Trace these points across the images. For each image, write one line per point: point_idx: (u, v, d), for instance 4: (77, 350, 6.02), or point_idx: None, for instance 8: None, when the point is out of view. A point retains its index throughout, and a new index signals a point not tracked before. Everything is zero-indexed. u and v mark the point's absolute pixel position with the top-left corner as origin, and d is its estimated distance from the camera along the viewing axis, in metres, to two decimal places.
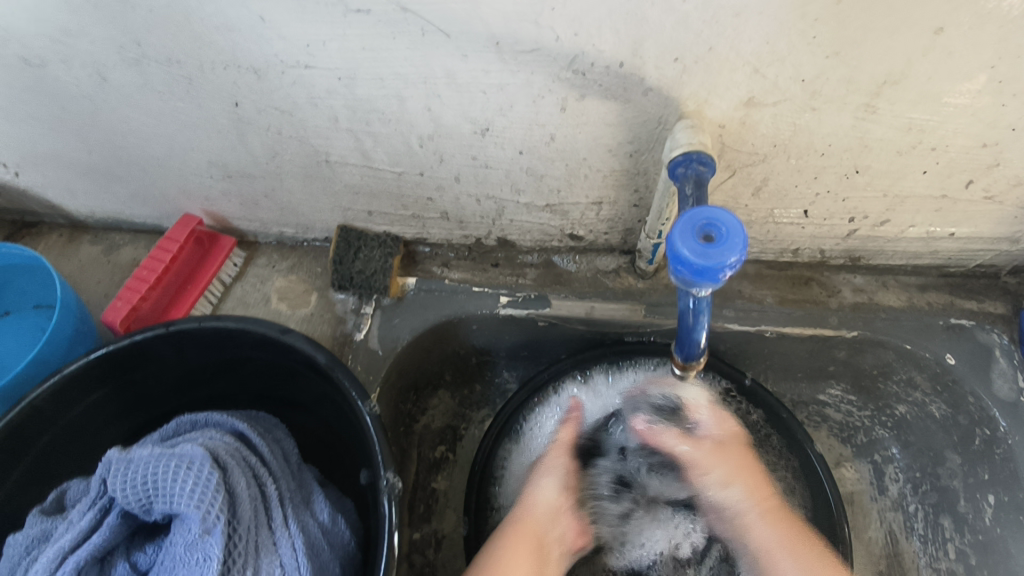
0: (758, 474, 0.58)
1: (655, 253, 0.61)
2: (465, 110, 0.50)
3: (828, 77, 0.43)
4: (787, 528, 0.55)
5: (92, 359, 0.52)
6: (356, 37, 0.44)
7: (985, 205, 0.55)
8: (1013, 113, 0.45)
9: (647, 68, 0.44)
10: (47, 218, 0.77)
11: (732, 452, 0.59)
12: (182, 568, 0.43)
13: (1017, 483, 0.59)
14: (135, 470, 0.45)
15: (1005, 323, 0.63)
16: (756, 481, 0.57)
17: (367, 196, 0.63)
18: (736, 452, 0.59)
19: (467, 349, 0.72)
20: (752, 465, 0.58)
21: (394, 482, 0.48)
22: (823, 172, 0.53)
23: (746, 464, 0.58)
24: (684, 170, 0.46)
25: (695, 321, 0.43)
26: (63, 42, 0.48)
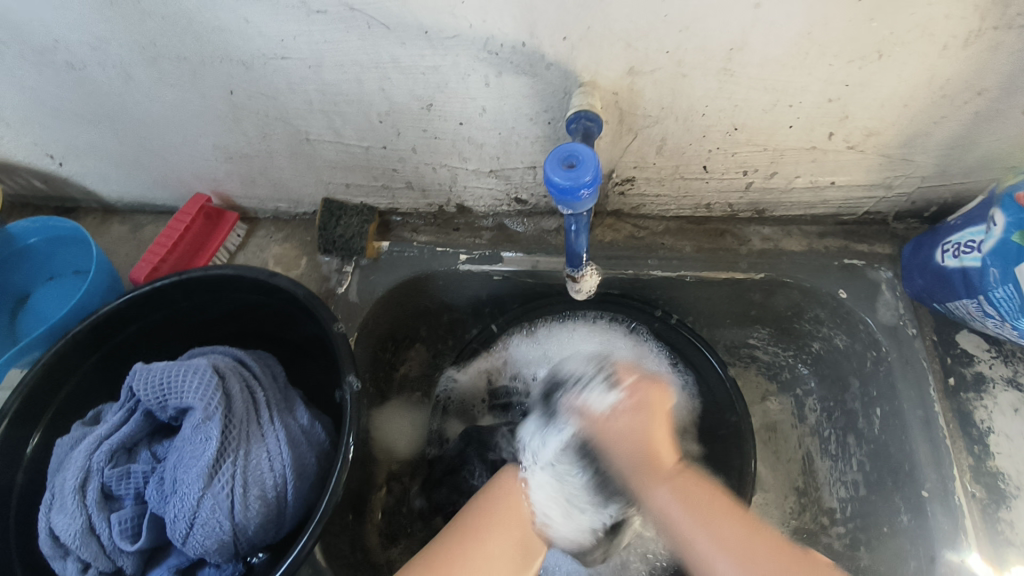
0: (666, 443, 0.58)
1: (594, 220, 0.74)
2: (411, 89, 0.62)
3: (686, 48, 0.54)
4: (698, 496, 0.55)
5: (121, 302, 0.65)
6: (318, 32, 0.56)
7: (851, 154, 0.65)
8: (842, 72, 0.55)
9: (545, 46, 0.55)
10: (85, 203, 0.91)
11: (639, 408, 0.59)
12: (189, 446, 0.56)
13: (893, 392, 0.68)
14: (154, 375, 0.58)
15: (891, 262, 0.73)
16: (664, 449, 0.58)
17: (343, 169, 0.76)
18: (655, 419, 0.59)
19: (438, 306, 0.84)
20: (664, 431, 0.59)
21: (353, 383, 0.60)
22: (708, 130, 0.64)
23: (654, 436, 0.58)
24: (576, 126, 0.58)
25: (577, 239, 0.60)
26: (96, 47, 0.62)
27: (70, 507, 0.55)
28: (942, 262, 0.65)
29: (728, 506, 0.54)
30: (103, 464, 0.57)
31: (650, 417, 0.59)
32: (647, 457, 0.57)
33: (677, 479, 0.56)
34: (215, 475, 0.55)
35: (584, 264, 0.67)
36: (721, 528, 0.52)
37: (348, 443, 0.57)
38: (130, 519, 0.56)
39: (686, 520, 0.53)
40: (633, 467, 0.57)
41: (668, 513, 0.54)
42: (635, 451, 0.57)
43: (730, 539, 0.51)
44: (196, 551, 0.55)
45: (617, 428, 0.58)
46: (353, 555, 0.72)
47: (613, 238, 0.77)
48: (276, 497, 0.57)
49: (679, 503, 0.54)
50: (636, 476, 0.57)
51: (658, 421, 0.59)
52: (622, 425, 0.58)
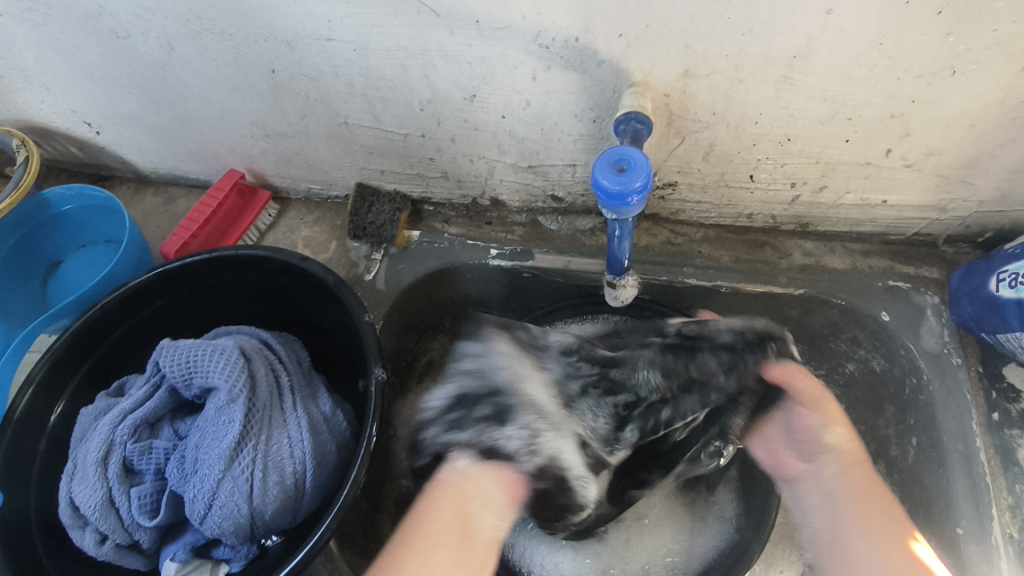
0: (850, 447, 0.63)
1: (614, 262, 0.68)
2: (455, 78, 0.60)
3: (746, 52, 0.52)
4: (879, 518, 0.58)
5: (153, 275, 0.65)
6: (366, 15, 0.55)
7: (907, 172, 0.62)
8: (909, 87, 0.53)
9: (599, 43, 0.53)
10: (119, 172, 0.91)
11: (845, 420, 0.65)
12: (211, 427, 0.56)
13: (933, 424, 0.66)
14: (181, 352, 0.58)
15: (938, 286, 0.70)
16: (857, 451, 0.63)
17: (380, 155, 0.75)
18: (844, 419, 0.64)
19: (463, 299, 0.83)
20: (858, 467, 0.63)
21: (379, 375, 0.59)
22: (759, 139, 0.61)
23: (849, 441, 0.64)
24: (625, 127, 0.56)
25: (619, 245, 0.60)
26: (141, 18, 0.61)
27: (91, 479, 0.55)
28: (996, 291, 0.62)
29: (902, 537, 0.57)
30: (126, 437, 0.57)
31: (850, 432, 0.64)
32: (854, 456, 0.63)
33: (886, 509, 0.59)
34: (236, 458, 0.54)
35: (625, 272, 0.66)
36: (900, 551, 0.55)
37: (370, 433, 0.56)
38: (149, 495, 0.56)
39: (864, 556, 0.56)
40: (835, 499, 0.62)
41: (851, 545, 0.58)
42: (841, 486, 0.62)
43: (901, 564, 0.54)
44: (212, 532, 0.55)
45: (838, 455, 0.64)
46: (365, 543, 0.71)
47: (648, 243, 0.75)
48: (295, 483, 0.57)
49: (863, 534, 0.58)
50: (834, 507, 0.62)
51: (851, 442, 0.64)
52: (836, 453, 0.64)
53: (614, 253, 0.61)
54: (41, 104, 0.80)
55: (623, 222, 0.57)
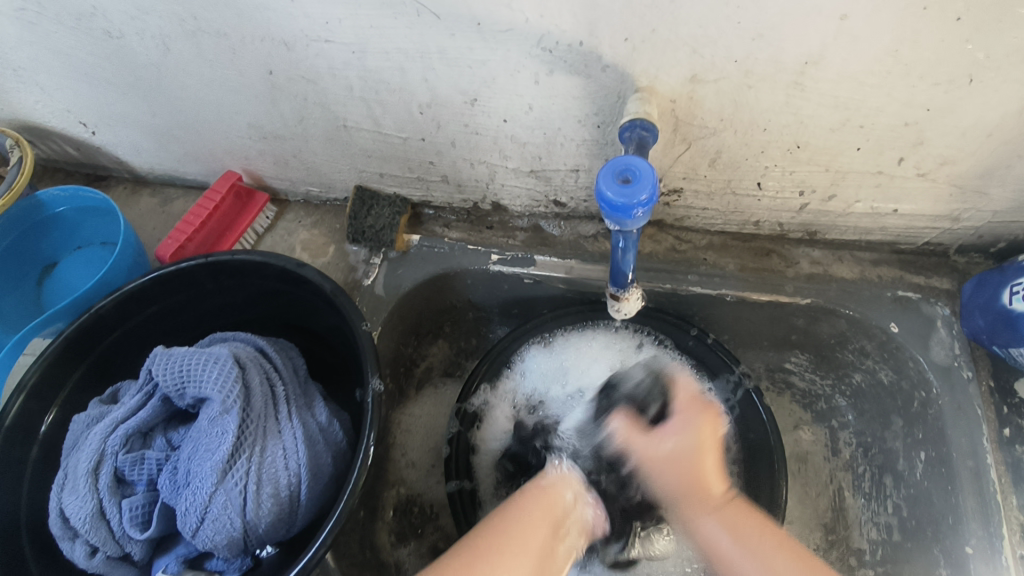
0: (715, 472, 0.54)
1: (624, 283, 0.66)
2: (456, 82, 0.59)
3: (756, 58, 0.50)
4: (742, 523, 0.52)
5: (147, 280, 0.63)
6: (365, 16, 0.53)
7: (919, 181, 0.61)
8: (924, 95, 0.51)
9: (604, 46, 0.52)
10: (116, 172, 0.90)
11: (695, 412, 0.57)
12: (204, 438, 0.54)
13: (943, 438, 0.64)
14: (174, 361, 0.57)
15: (949, 297, 0.69)
16: (712, 476, 0.54)
17: (379, 158, 0.73)
18: (704, 447, 0.55)
19: (464, 304, 0.81)
20: (711, 462, 0.54)
21: (377, 386, 0.57)
22: (768, 146, 0.60)
23: (701, 463, 0.54)
24: (630, 134, 0.55)
25: (623, 257, 0.58)
26: (135, 17, 0.59)
27: (81, 490, 0.54)
28: (1009, 304, 0.61)
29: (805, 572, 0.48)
30: (117, 448, 0.56)
31: (703, 460, 0.54)
32: (694, 483, 0.53)
33: (726, 507, 0.52)
34: (229, 470, 0.53)
35: (629, 285, 0.64)
36: (787, 566, 0.48)
37: (366, 445, 0.55)
38: (141, 506, 0.55)
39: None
40: (677, 491, 0.54)
41: (716, 549, 0.51)
42: (684, 474, 0.54)
43: (782, 575, 0.48)
44: (205, 545, 0.53)
45: (681, 451, 0.55)
46: (362, 553, 0.70)
47: (652, 249, 0.74)
48: (289, 496, 0.55)
49: (728, 534, 0.51)
50: (678, 502, 0.54)
51: (706, 451, 0.55)
52: (676, 445, 0.55)
53: (618, 265, 0.59)
54: (36, 104, 0.78)
55: (627, 234, 0.55)
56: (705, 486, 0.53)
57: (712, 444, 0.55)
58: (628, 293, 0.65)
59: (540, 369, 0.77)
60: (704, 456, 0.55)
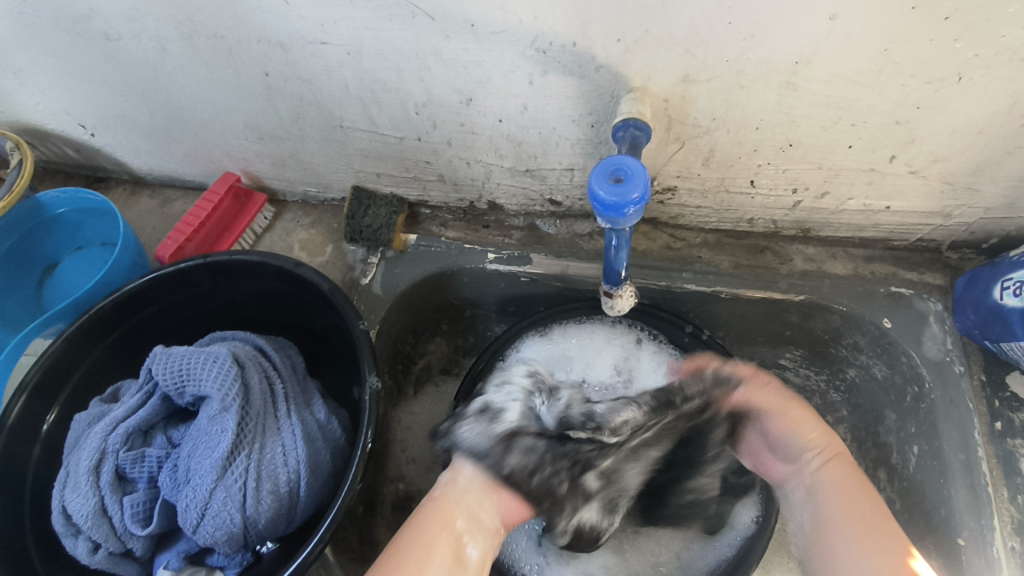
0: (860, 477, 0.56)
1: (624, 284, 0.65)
2: (452, 82, 0.60)
3: (747, 58, 0.51)
4: (888, 536, 0.51)
5: (146, 280, 0.64)
6: (361, 18, 0.54)
7: (911, 178, 0.61)
8: (915, 93, 0.52)
9: (597, 47, 0.52)
10: (115, 174, 0.91)
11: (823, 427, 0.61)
12: (204, 436, 0.55)
13: (935, 432, 0.65)
14: (173, 360, 0.58)
15: (941, 293, 0.69)
16: (860, 482, 0.56)
17: (376, 158, 0.74)
18: (839, 450, 0.59)
19: (461, 302, 0.82)
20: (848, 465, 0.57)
21: (375, 384, 0.58)
22: (760, 144, 0.60)
23: (852, 469, 0.57)
24: (623, 133, 0.55)
25: (617, 255, 0.59)
26: (133, 20, 0.60)
27: (83, 488, 0.55)
28: (1000, 299, 0.61)
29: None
30: (118, 446, 0.57)
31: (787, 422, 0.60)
32: (873, 505, 0.54)
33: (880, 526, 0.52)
34: (229, 467, 0.54)
35: (623, 282, 0.65)
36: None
37: (365, 442, 0.55)
38: (141, 503, 0.56)
39: (883, 574, 0.50)
40: (870, 513, 0.53)
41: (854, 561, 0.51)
42: (853, 497, 0.54)
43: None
44: (206, 541, 0.54)
45: (840, 462, 0.57)
46: (361, 549, 0.71)
47: (647, 247, 0.75)
48: (289, 492, 0.56)
49: (874, 551, 0.51)
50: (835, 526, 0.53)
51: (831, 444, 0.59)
52: (837, 457, 0.58)
53: (611, 262, 0.60)
54: (35, 106, 0.79)
55: (620, 232, 0.56)
56: (877, 506, 0.54)
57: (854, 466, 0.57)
58: (622, 292, 0.66)
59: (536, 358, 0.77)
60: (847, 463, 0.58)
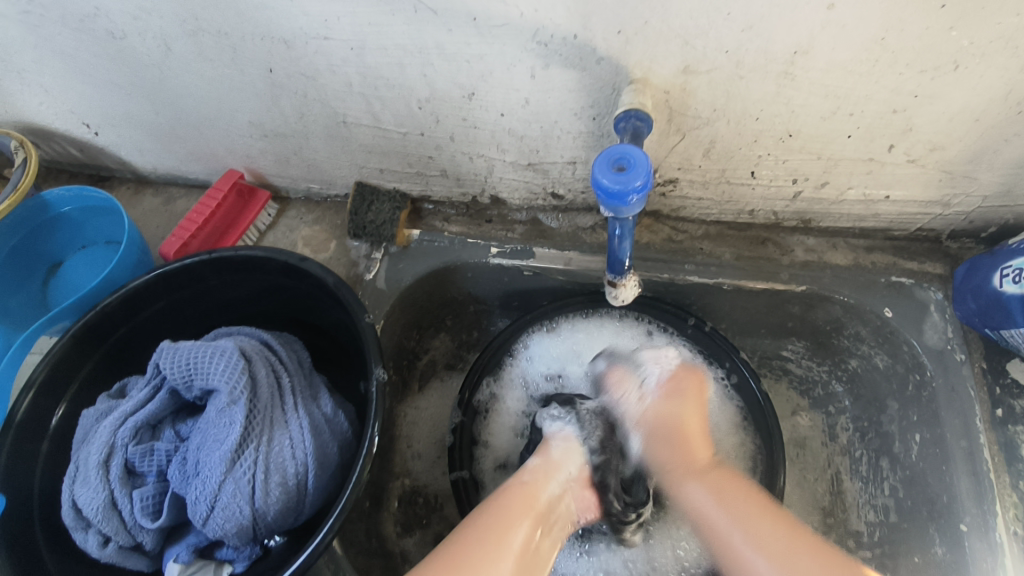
0: (702, 442, 0.61)
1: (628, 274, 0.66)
2: (454, 76, 0.60)
3: (746, 48, 0.51)
4: (725, 485, 0.57)
5: (153, 276, 0.64)
6: (363, 13, 0.54)
7: (910, 168, 0.62)
8: (912, 82, 0.52)
9: (598, 40, 0.53)
10: (119, 173, 0.91)
11: (698, 399, 0.64)
12: (213, 429, 0.56)
13: (937, 420, 0.65)
14: (181, 354, 0.59)
15: (942, 282, 0.70)
16: (699, 444, 0.60)
17: (378, 154, 0.74)
18: (690, 410, 0.63)
19: (464, 297, 0.83)
20: (698, 430, 0.62)
21: (381, 376, 0.59)
22: (761, 135, 0.61)
23: (688, 427, 0.61)
24: (625, 124, 0.56)
25: (620, 244, 0.59)
26: (137, 18, 0.61)
27: (93, 482, 0.55)
28: (1000, 287, 0.62)
29: (796, 531, 0.52)
30: (127, 440, 0.57)
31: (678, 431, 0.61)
32: (684, 448, 0.60)
33: (712, 474, 0.58)
34: (238, 459, 0.54)
35: (626, 272, 0.66)
36: (771, 529, 0.52)
37: (372, 434, 0.56)
38: (151, 497, 0.57)
39: (722, 517, 0.54)
40: (673, 453, 0.60)
41: (702, 511, 0.56)
42: (672, 436, 0.61)
43: (760, 530, 0.52)
44: (215, 533, 0.55)
45: (665, 416, 0.62)
46: (368, 543, 0.71)
47: (649, 240, 0.75)
48: (297, 484, 0.57)
49: (711, 494, 0.56)
50: (669, 470, 0.60)
51: (694, 413, 0.63)
52: (671, 411, 0.62)
53: (614, 252, 0.61)
54: (40, 106, 0.79)
55: (623, 222, 0.57)
56: (692, 452, 0.60)
57: (699, 425, 0.62)
58: (625, 282, 0.66)
59: (547, 354, 0.79)
60: (697, 427, 0.62)
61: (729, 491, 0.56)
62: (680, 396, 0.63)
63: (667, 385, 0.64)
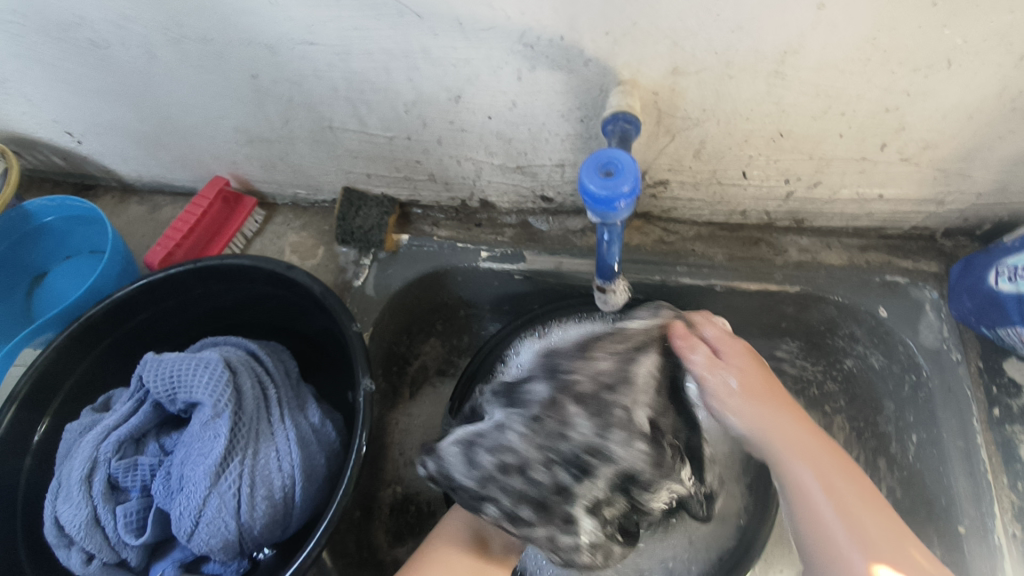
0: (795, 417, 0.58)
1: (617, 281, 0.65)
2: (440, 80, 0.59)
3: (736, 48, 0.50)
4: (820, 454, 0.55)
5: (136, 287, 0.63)
6: (346, 18, 0.53)
7: (903, 166, 0.61)
8: (905, 80, 0.51)
9: (585, 41, 0.52)
10: (104, 181, 0.90)
11: (755, 364, 0.61)
12: (197, 442, 0.55)
13: (933, 421, 0.65)
14: (164, 366, 0.57)
15: (937, 281, 0.69)
16: (785, 413, 0.58)
17: (365, 159, 0.73)
18: (762, 381, 0.60)
19: (455, 301, 0.81)
20: (778, 400, 0.59)
21: (368, 386, 0.57)
22: (752, 135, 0.60)
23: (774, 402, 0.59)
24: (613, 127, 0.55)
25: (608, 249, 0.58)
26: (117, 26, 0.59)
27: (76, 498, 0.54)
28: (995, 285, 0.61)
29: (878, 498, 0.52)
30: (110, 455, 0.56)
31: (790, 418, 0.58)
32: (773, 425, 0.57)
33: (801, 443, 0.56)
34: (223, 473, 0.53)
35: (615, 278, 0.65)
36: (868, 512, 0.51)
37: (360, 444, 0.55)
38: (135, 512, 0.55)
39: (823, 483, 0.53)
40: (765, 430, 0.57)
41: (806, 486, 0.53)
42: (761, 419, 0.58)
43: (839, 483, 0.53)
44: (201, 548, 0.54)
45: (749, 393, 0.59)
46: (360, 554, 0.70)
47: (641, 242, 0.74)
48: (284, 497, 0.55)
49: (807, 465, 0.54)
50: (759, 439, 0.57)
51: (760, 378, 0.60)
52: (743, 386, 0.59)
53: (603, 258, 0.59)
54: (21, 115, 0.78)
55: (612, 227, 0.56)
56: (800, 425, 0.57)
57: (765, 381, 0.60)
58: (614, 287, 0.65)
59: None
60: (779, 402, 0.59)
61: (805, 452, 0.55)
62: (740, 356, 0.62)
63: (737, 351, 0.62)
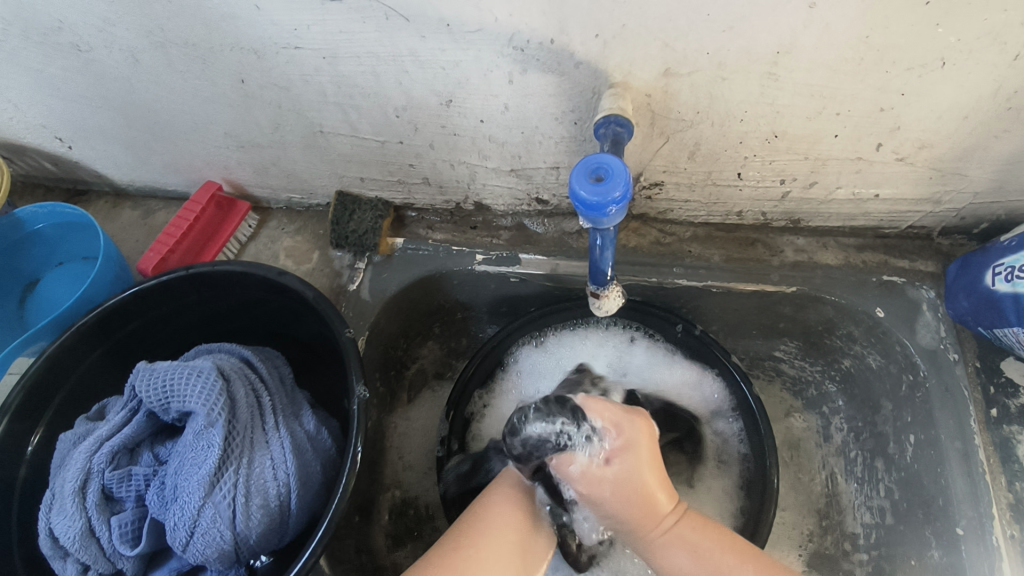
0: (658, 485, 0.55)
1: (611, 286, 0.65)
2: (430, 83, 0.58)
3: (727, 50, 0.50)
4: (700, 541, 0.54)
5: (128, 295, 0.63)
6: (333, 21, 0.53)
7: (899, 166, 0.61)
8: (899, 80, 0.51)
9: (575, 44, 0.51)
10: (96, 186, 0.89)
11: (647, 445, 0.56)
12: (191, 452, 0.54)
13: (931, 421, 0.64)
14: (157, 375, 0.57)
15: (934, 280, 0.68)
16: (659, 495, 0.55)
17: (358, 163, 0.73)
18: (642, 463, 0.55)
19: (451, 304, 0.81)
20: (656, 479, 0.55)
21: (363, 394, 0.57)
22: (746, 136, 0.59)
23: (648, 485, 0.54)
24: (605, 130, 0.54)
25: (600, 255, 0.58)
26: (102, 31, 0.59)
27: (69, 510, 0.54)
28: (992, 285, 0.61)
29: None
30: (104, 465, 0.56)
31: (674, 520, 0.55)
32: (641, 502, 0.54)
33: (675, 530, 0.54)
34: (217, 483, 0.53)
35: (609, 283, 0.64)
36: None
37: (354, 452, 0.55)
38: (130, 523, 0.55)
39: None
40: (632, 517, 0.55)
41: None
42: (628, 498, 0.54)
43: None
44: (196, 558, 0.53)
45: (624, 478, 0.54)
46: (358, 558, 0.70)
47: (637, 243, 0.73)
48: (280, 506, 0.55)
49: (687, 552, 0.53)
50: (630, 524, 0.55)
51: (650, 466, 0.55)
52: (628, 472, 0.54)
53: (597, 263, 0.59)
54: (11, 121, 0.78)
55: (604, 232, 0.55)
56: (653, 512, 0.54)
57: (655, 463, 0.56)
58: (608, 292, 0.65)
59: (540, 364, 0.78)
60: (648, 474, 0.55)
61: (693, 557, 0.53)
62: (629, 445, 0.55)
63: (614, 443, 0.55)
